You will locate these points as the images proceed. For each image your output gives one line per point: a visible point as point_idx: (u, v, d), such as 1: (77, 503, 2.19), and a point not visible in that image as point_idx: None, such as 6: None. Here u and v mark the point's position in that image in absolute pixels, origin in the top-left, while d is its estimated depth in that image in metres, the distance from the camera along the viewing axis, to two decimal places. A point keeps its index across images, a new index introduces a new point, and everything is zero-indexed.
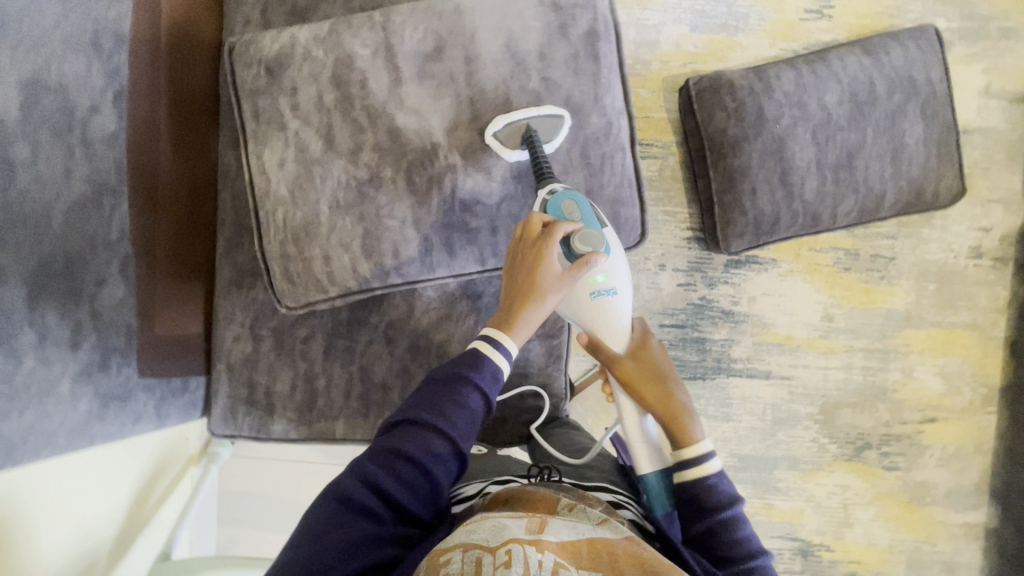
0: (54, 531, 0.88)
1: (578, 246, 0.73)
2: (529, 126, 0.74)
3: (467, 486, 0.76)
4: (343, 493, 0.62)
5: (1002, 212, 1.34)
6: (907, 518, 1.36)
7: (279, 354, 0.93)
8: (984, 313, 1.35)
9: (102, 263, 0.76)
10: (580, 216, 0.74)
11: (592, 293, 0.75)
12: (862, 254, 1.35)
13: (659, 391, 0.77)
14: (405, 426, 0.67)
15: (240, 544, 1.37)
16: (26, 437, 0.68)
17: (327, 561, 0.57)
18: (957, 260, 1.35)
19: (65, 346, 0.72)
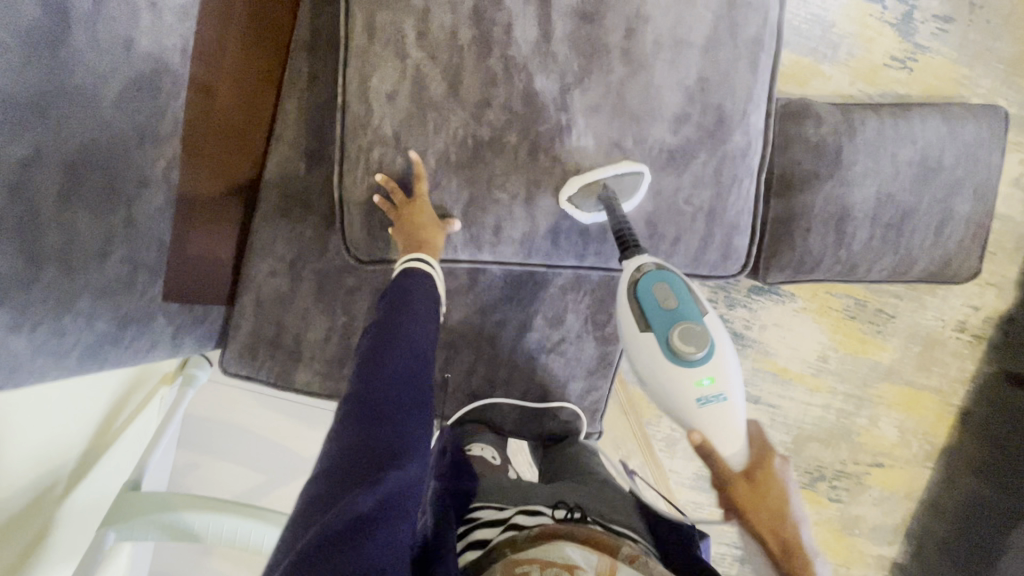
0: (22, 447, 0.77)
1: (678, 346, 0.64)
2: (606, 186, 0.69)
3: (483, 513, 0.70)
4: (347, 420, 0.56)
5: (995, 296, 1.43)
6: (834, 543, 1.50)
7: (318, 299, 0.83)
8: (949, 381, 1.46)
9: (148, 160, 0.63)
10: (675, 302, 0.65)
11: (699, 400, 0.65)
12: (870, 306, 1.42)
13: (773, 518, 0.67)
14: (377, 329, 0.64)
15: (197, 471, 1.27)
16: (34, 356, 0.57)
17: (346, 469, 0.52)
18: (944, 329, 1.44)
19: (93, 255, 0.59)
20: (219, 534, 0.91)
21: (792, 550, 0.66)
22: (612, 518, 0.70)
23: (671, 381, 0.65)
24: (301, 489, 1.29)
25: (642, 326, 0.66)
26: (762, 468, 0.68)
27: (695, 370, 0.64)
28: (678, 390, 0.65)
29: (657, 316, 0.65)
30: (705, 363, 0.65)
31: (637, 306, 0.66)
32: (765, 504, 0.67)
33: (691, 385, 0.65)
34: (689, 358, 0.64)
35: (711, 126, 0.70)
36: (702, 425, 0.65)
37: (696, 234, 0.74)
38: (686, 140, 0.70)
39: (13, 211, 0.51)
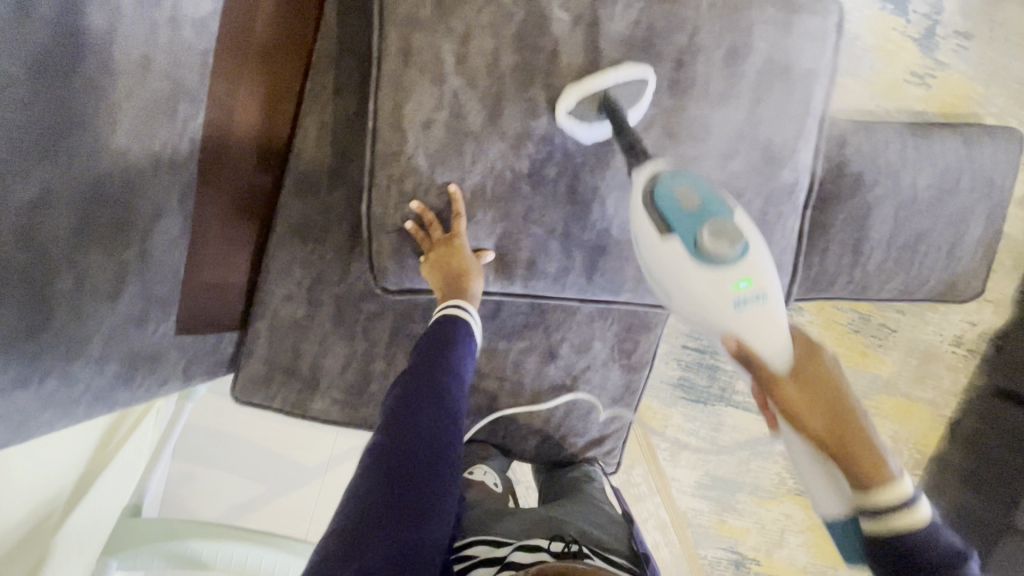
0: (18, 480, 0.72)
1: (706, 245, 0.53)
2: (608, 95, 0.62)
3: (477, 550, 0.68)
4: (367, 471, 0.53)
5: (992, 311, 1.34)
6: (825, 549, 1.40)
7: (336, 325, 0.79)
8: (942, 394, 1.35)
9: (163, 189, 0.57)
10: (699, 201, 0.54)
11: (736, 306, 0.54)
12: (873, 318, 1.36)
13: (834, 416, 0.56)
14: (412, 378, 0.59)
15: (194, 482, 1.23)
16: (42, 409, 0.52)
17: (372, 547, 0.47)
18: (942, 343, 1.35)
19: (105, 296, 0.54)
20: (228, 562, 0.87)
21: (856, 449, 0.55)
22: (601, 547, 0.71)
23: (701, 289, 0.54)
24: (299, 500, 1.23)
25: (661, 237, 0.55)
26: (810, 362, 0.58)
27: (727, 271, 0.54)
28: (709, 296, 0.54)
29: (682, 219, 0.54)
30: (739, 263, 0.54)
31: (655, 215, 0.55)
32: (816, 400, 0.57)
33: (726, 288, 0.54)
34: (722, 258, 0.53)
35: (760, 163, 0.67)
36: (738, 331, 0.55)
37: None
38: (733, 177, 0.67)
39: (21, 256, 0.46)
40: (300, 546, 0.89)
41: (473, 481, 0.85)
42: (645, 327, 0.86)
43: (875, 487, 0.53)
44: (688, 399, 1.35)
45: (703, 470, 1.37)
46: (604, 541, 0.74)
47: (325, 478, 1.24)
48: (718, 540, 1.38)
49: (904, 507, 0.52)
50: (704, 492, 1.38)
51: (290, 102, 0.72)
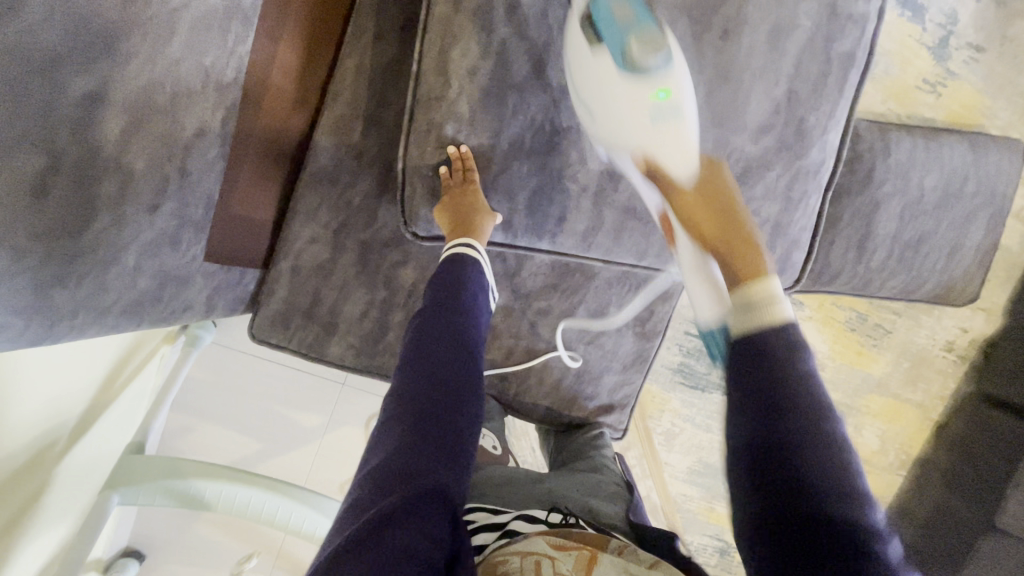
0: (31, 400, 0.71)
1: (633, 54, 0.57)
2: None
3: (477, 516, 0.67)
4: (385, 426, 0.51)
5: (983, 320, 1.34)
6: None
7: (358, 273, 0.79)
8: (931, 398, 1.36)
9: (207, 109, 0.57)
10: (629, 11, 0.58)
11: (652, 116, 0.59)
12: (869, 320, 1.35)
13: (719, 229, 0.59)
14: (426, 322, 0.59)
15: (192, 435, 1.22)
16: (75, 312, 0.52)
17: (406, 474, 0.46)
18: (933, 348, 1.36)
19: (145, 206, 0.54)
20: (231, 504, 0.87)
21: (731, 250, 0.57)
22: (599, 521, 0.71)
23: (625, 105, 0.59)
24: (296, 460, 1.23)
25: (591, 49, 0.60)
26: (706, 180, 0.62)
27: (646, 80, 0.58)
28: (628, 105, 0.59)
29: (609, 28, 0.58)
30: (660, 74, 0.58)
31: (588, 32, 0.60)
32: (712, 214, 0.60)
33: (642, 96, 0.59)
34: (644, 68, 0.58)
35: (792, 138, 0.69)
36: (646, 145, 0.60)
37: (759, 246, 0.73)
38: (766, 150, 0.69)
39: (72, 150, 0.46)
40: (305, 493, 0.88)
41: (474, 446, 0.88)
42: (659, 298, 0.88)
43: (748, 279, 0.54)
44: (686, 385, 1.35)
45: (695, 457, 1.38)
46: (605, 517, 0.73)
47: (323, 440, 1.23)
48: (705, 526, 1.39)
49: (768, 292, 0.52)
50: (695, 478, 1.39)
51: (331, 43, 0.74)
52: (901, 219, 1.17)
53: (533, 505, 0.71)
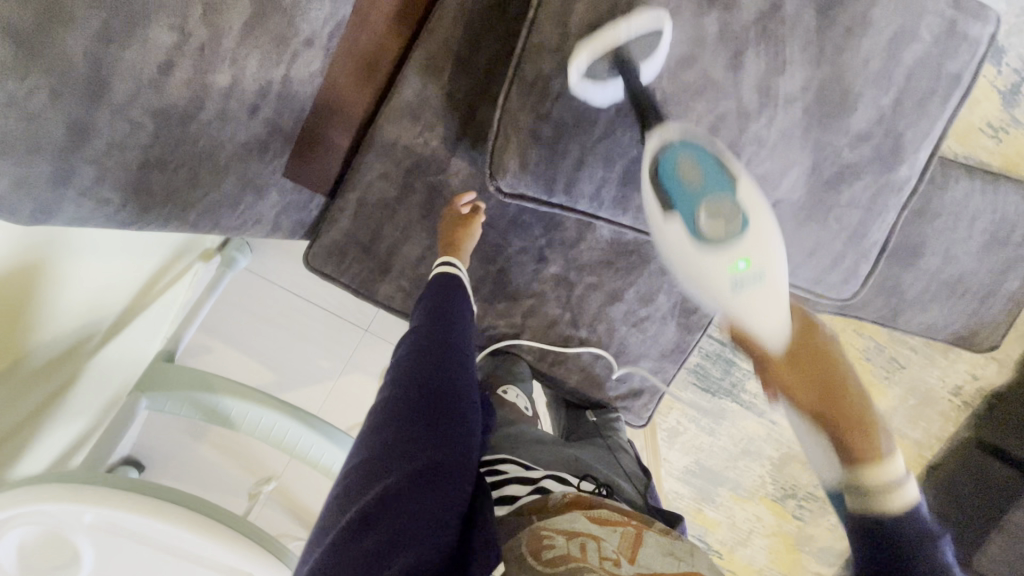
0: (78, 290, 0.70)
1: (704, 230, 0.52)
2: (625, 45, 0.60)
3: (509, 467, 0.66)
4: (379, 410, 0.55)
5: (994, 370, 1.30)
6: (785, 556, 1.36)
7: (423, 217, 0.78)
8: (928, 437, 1.33)
9: (322, 16, 0.56)
10: (696, 176, 0.53)
11: (732, 287, 0.51)
12: (886, 352, 1.32)
13: (819, 398, 0.50)
14: (418, 319, 0.63)
15: (208, 356, 1.21)
16: (165, 202, 0.51)
17: (388, 465, 0.50)
18: (941, 387, 1.31)
19: (245, 108, 0.53)
20: (256, 425, 0.84)
21: (851, 421, 0.47)
22: (621, 493, 0.72)
23: (704, 287, 0.53)
24: (307, 399, 1.22)
25: (663, 212, 0.54)
26: (804, 344, 0.53)
27: (724, 250, 0.51)
28: (706, 276, 0.52)
29: (677, 190, 0.53)
30: (738, 246, 0.51)
31: (659, 194, 0.55)
32: (810, 376, 0.51)
33: (721, 269, 0.52)
34: (718, 238, 0.52)
35: (888, 152, 0.69)
36: (734, 311, 0.52)
37: (832, 253, 0.73)
38: (861, 158, 0.68)
39: (201, 32, 0.45)
40: (329, 427, 0.85)
41: (506, 400, 0.84)
42: None
43: (862, 462, 0.45)
44: (699, 385, 1.31)
45: (693, 458, 1.35)
46: (626, 493, 0.73)
47: (338, 381, 1.22)
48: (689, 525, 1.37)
49: (892, 485, 0.44)
50: (687, 476, 1.36)
51: None
52: (936, 254, 1.15)
53: (560, 466, 0.71)
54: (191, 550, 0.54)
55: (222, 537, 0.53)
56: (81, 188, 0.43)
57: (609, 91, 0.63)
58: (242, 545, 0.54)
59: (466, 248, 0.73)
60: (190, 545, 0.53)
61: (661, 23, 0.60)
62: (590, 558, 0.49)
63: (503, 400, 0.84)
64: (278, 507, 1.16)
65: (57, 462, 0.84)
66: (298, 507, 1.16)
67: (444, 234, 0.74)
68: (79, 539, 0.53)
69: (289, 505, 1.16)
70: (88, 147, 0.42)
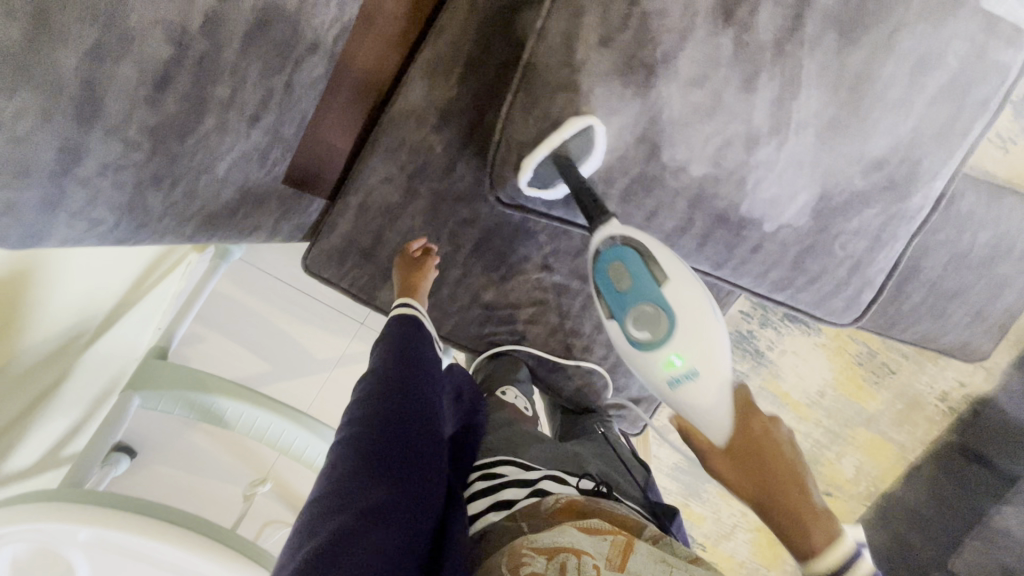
0: (68, 292, 0.68)
1: (637, 336, 0.60)
2: (563, 154, 0.61)
3: (507, 470, 0.62)
4: (340, 443, 0.53)
5: (982, 377, 1.29)
6: (767, 549, 1.37)
7: (426, 223, 0.76)
8: (912, 440, 1.30)
9: (325, 22, 0.53)
10: (627, 283, 0.59)
11: (670, 382, 0.60)
12: (878, 357, 1.31)
13: (759, 491, 0.55)
14: (387, 352, 0.63)
15: (199, 345, 1.19)
16: (160, 217, 0.49)
17: (355, 492, 0.48)
18: (931, 393, 1.30)
19: (246, 118, 0.51)
20: (250, 426, 0.84)
21: (792, 508, 0.54)
22: (624, 492, 0.69)
23: (653, 383, 0.62)
24: (300, 391, 1.21)
25: (606, 318, 0.63)
26: (744, 435, 0.57)
27: (658, 350, 0.59)
28: (653, 380, 0.61)
29: (612, 296, 0.61)
30: (669, 346, 0.59)
31: (602, 300, 0.62)
32: (749, 466, 0.56)
33: (658, 367, 0.60)
34: (651, 341, 0.59)
35: (901, 180, 0.67)
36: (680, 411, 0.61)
37: (834, 278, 0.73)
38: (873, 186, 0.67)
39: (199, 44, 0.42)
40: (324, 429, 0.84)
41: (506, 401, 0.80)
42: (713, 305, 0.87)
43: (815, 553, 0.52)
44: None
45: (683, 455, 1.36)
46: (626, 492, 0.70)
47: (332, 374, 1.21)
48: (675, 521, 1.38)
49: (841, 556, 0.51)
50: (676, 473, 1.37)
51: None
52: (930, 269, 1.13)
53: (561, 465, 0.67)
54: (186, 566, 0.53)
55: (218, 554, 0.53)
56: (73, 210, 0.41)
57: (560, 190, 0.66)
58: (238, 561, 0.53)
59: (423, 290, 0.73)
60: (185, 562, 0.53)
61: (589, 124, 0.59)
62: None
63: (501, 401, 0.80)
64: (271, 497, 1.15)
65: (47, 457, 0.83)
66: (291, 496, 1.16)
67: (399, 278, 0.73)
68: (72, 554, 0.53)
69: (284, 495, 1.16)
70: (82, 168, 0.40)
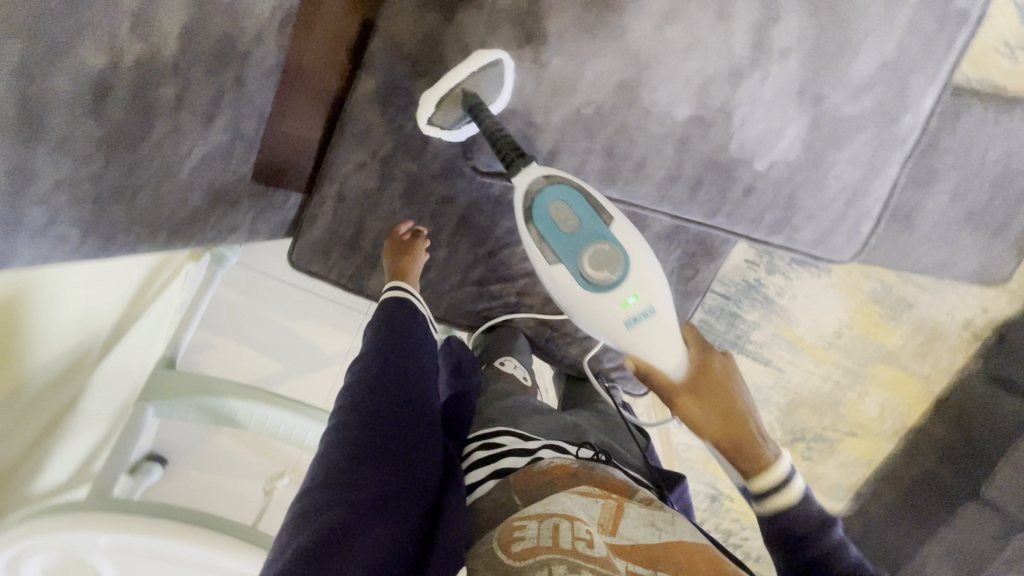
0: (64, 312, 0.70)
1: (590, 276, 0.57)
2: (466, 91, 0.58)
3: (506, 440, 0.62)
4: (333, 437, 0.52)
5: (1004, 301, 1.26)
6: None
7: (406, 205, 0.76)
8: (937, 371, 1.29)
9: (266, 7, 0.51)
10: (575, 223, 0.58)
11: (628, 322, 0.58)
12: (892, 291, 1.26)
13: (711, 418, 0.62)
14: (381, 342, 0.62)
15: (208, 351, 1.20)
16: (130, 227, 0.49)
17: (348, 489, 0.48)
18: (952, 322, 1.27)
19: (200, 118, 0.50)
20: (262, 424, 0.86)
21: (742, 436, 0.62)
22: (626, 461, 0.68)
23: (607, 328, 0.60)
24: (314, 384, 1.24)
25: (551, 264, 0.59)
26: (703, 376, 0.63)
27: (615, 292, 0.58)
28: (602, 321, 0.59)
29: (557, 239, 0.58)
30: (622, 285, 0.58)
31: (537, 235, 0.59)
32: (705, 402, 0.63)
33: (614, 307, 0.58)
34: (606, 283, 0.58)
35: (891, 103, 0.64)
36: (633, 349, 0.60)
37: (832, 213, 0.70)
38: (863, 112, 0.64)
39: (136, 47, 0.42)
40: None
41: (503, 371, 0.79)
42: (707, 256, 0.86)
43: (757, 472, 0.59)
44: None
45: None
46: (623, 456, 0.70)
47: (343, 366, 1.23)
48: None
49: (781, 480, 0.58)
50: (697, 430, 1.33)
51: None
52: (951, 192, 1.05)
53: (561, 434, 0.67)
54: (204, 561, 0.56)
55: (231, 547, 0.55)
56: (35, 230, 0.41)
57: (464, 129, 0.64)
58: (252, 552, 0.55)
59: (414, 274, 0.73)
60: (200, 558, 0.55)
61: (497, 57, 0.56)
62: (561, 542, 0.46)
63: (500, 372, 0.80)
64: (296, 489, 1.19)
65: (80, 471, 0.87)
66: None
67: (390, 264, 0.73)
68: (98, 560, 0.56)
69: None
70: (38, 187, 0.40)
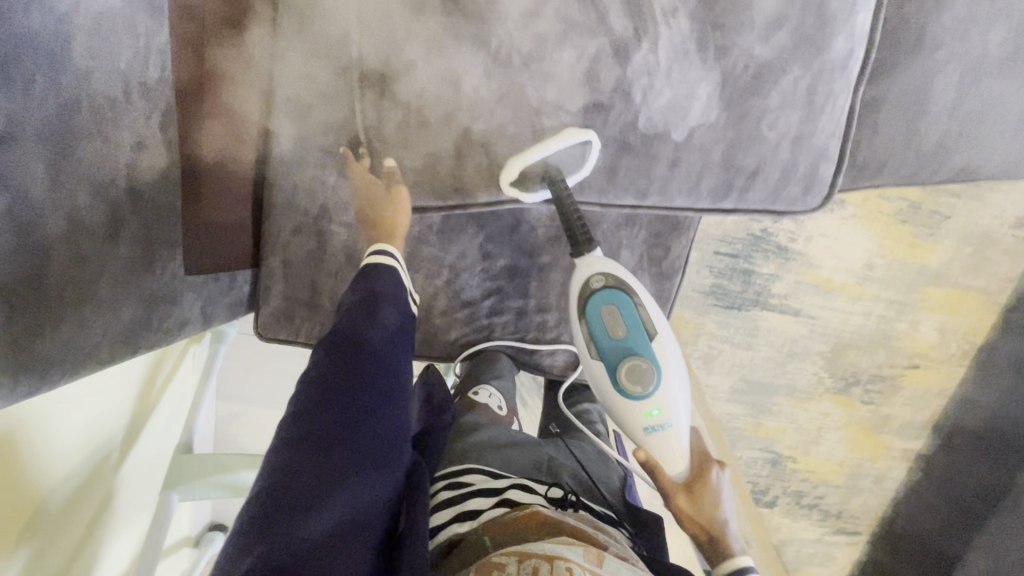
0: (73, 433, 0.76)
1: (623, 383, 0.61)
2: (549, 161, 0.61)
3: (474, 480, 0.62)
4: (287, 441, 0.46)
5: None
6: (864, 442, 1.21)
7: (350, 259, 0.75)
8: (998, 281, 1.13)
9: (138, 117, 0.54)
10: (623, 331, 0.62)
11: (645, 430, 0.61)
12: (924, 208, 1.09)
13: (692, 508, 0.61)
14: (348, 326, 0.55)
15: (242, 421, 1.27)
16: (66, 355, 0.51)
17: (304, 512, 0.42)
18: (1002, 228, 1.11)
19: (102, 238, 0.52)
20: None
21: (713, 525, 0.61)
22: (594, 497, 0.66)
23: (622, 417, 0.62)
24: None
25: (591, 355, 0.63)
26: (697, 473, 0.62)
27: (642, 402, 0.61)
28: (625, 419, 0.62)
29: (606, 343, 0.62)
30: (652, 398, 0.61)
31: (586, 331, 0.63)
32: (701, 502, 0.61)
33: (636, 413, 0.62)
34: (637, 393, 0.61)
35: (811, 31, 0.60)
36: (646, 449, 0.62)
37: (778, 165, 0.65)
38: (780, 50, 0.60)
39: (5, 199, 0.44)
40: None
41: (475, 403, 0.77)
42: (675, 232, 0.81)
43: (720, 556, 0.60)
44: (718, 307, 1.11)
45: (738, 376, 1.16)
46: (593, 488, 0.68)
47: None
48: (751, 441, 1.20)
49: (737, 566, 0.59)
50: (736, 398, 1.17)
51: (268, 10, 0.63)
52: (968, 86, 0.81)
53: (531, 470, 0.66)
54: None
55: None
56: None
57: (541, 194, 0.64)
58: None
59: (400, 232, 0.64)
60: None
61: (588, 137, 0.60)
62: None
63: (473, 404, 0.78)
64: None
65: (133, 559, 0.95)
66: None
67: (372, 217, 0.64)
68: None
69: None
70: None
